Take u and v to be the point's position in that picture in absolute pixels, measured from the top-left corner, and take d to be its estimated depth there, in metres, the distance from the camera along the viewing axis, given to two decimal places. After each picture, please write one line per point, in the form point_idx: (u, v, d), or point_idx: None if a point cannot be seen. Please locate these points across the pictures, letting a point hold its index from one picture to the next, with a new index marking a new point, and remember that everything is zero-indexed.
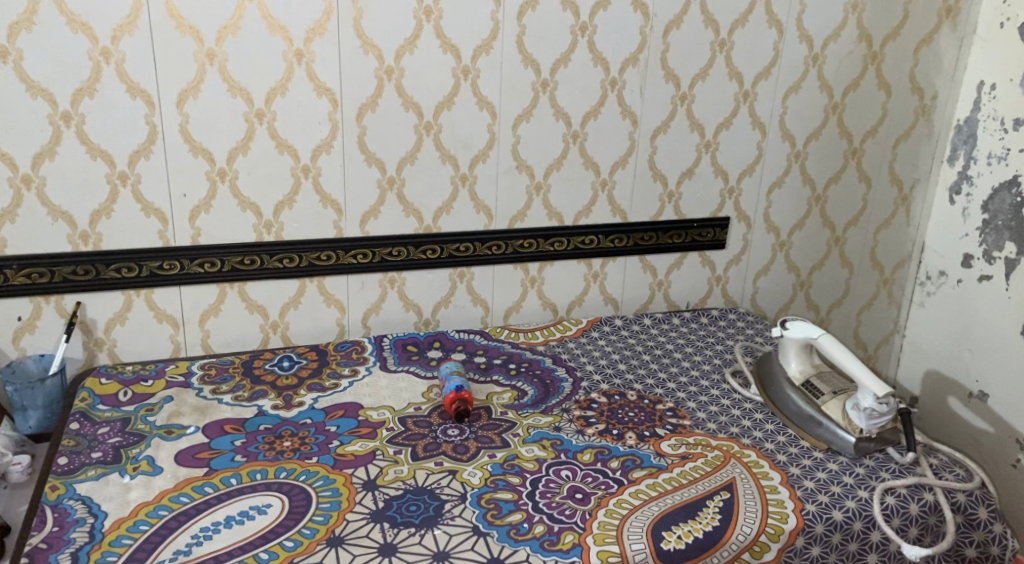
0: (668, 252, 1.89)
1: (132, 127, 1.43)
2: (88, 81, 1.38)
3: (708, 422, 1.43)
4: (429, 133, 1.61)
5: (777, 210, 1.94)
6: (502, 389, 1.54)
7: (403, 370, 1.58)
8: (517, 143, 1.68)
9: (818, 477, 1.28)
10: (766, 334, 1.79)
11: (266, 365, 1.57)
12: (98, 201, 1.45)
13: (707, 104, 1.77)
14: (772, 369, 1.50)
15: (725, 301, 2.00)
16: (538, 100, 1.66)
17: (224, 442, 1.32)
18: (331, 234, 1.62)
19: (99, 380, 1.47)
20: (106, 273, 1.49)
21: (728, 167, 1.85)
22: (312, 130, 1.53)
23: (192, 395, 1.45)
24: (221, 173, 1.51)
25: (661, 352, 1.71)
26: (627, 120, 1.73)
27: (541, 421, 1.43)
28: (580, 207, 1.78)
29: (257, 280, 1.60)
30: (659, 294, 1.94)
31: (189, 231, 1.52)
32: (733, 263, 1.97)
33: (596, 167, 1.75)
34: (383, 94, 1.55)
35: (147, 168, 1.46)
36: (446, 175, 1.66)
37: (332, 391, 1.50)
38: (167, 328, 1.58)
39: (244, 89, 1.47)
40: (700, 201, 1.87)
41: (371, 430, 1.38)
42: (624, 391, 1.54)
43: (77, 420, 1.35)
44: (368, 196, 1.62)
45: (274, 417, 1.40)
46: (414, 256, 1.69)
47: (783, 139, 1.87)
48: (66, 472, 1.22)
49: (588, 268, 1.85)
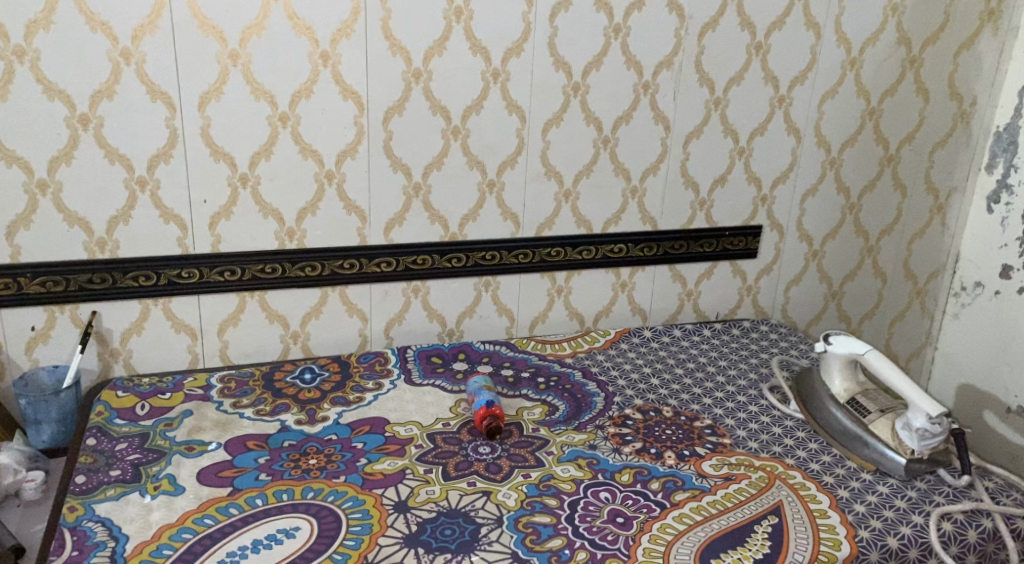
0: (698, 261, 1.84)
1: (152, 130, 1.37)
2: (107, 82, 1.32)
3: (749, 441, 1.38)
4: (456, 137, 1.56)
5: (810, 219, 1.88)
6: (532, 404, 1.48)
7: (429, 384, 1.53)
8: (546, 148, 1.62)
9: (868, 500, 1.22)
10: (801, 347, 1.74)
11: (287, 378, 1.51)
12: (115, 208, 1.40)
13: (742, 109, 1.72)
14: (814, 385, 1.45)
15: (755, 312, 1.95)
16: (568, 104, 1.60)
17: (247, 460, 1.26)
18: (354, 242, 1.57)
19: (115, 393, 1.41)
20: (123, 281, 1.44)
21: (761, 175, 1.80)
22: (337, 135, 1.48)
23: (212, 410, 1.39)
24: (243, 179, 1.45)
25: (693, 365, 1.65)
26: (660, 125, 1.68)
27: (575, 439, 1.37)
28: (610, 215, 1.73)
29: (278, 289, 1.55)
30: (688, 304, 1.88)
31: (209, 238, 1.47)
32: (765, 273, 1.91)
33: (627, 174, 1.70)
34: (410, 98, 1.50)
35: (167, 173, 1.41)
36: (473, 181, 1.60)
37: (357, 406, 1.44)
38: (184, 339, 1.52)
39: (268, 92, 1.41)
40: (732, 209, 1.81)
41: (399, 448, 1.33)
42: (659, 407, 1.48)
43: (93, 436, 1.30)
44: (393, 203, 1.56)
45: (298, 433, 1.35)
46: (439, 265, 1.64)
47: (819, 146, 1.81)
48: (84, 491, 1.16)
49: (616, 278, 1.79)
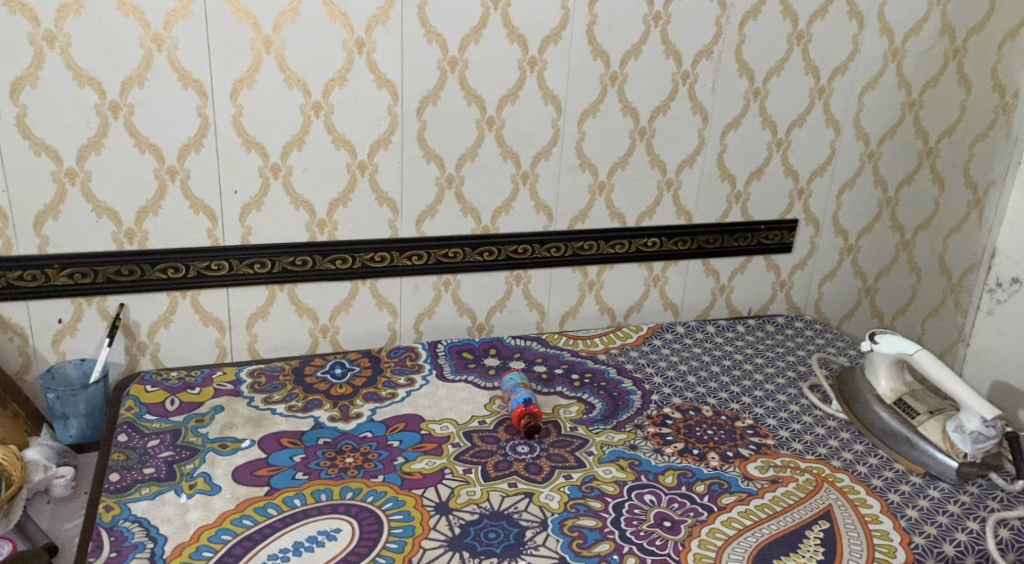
0: (732, 255, 1.80)
1: (183, 118, 1.33)
2: (138, 69, 1.28)
3: (793, 442, 1.37)
4: (491, 128, 1.52)
5: (847, 213, 1.85)
6: (568, 402, 1.45)
7: (461, 380, 1.50)
8: (582, 139, 1.58)
9: (920, 505, 1.20)
10: (837, 345, 1.71)
11: (317, 373, 1.48)
12: (145, 198, 1.36)
13: (782, 100, 1.68)
14: (858, 386, 1.44)
15: (788, 308, 1.92)
16: (606, 94, 1.56)
17: (283, 458, 1.23)
18: (385, 234, 1.53)
19: (144, 387, 1.38)
20: (151, 273, 1.41)
21: (799, 168, 1.76)
22: (370, 125, 1.44)
23: (243, 405, 1.36)
24: (274, 169, 1.42)
25: (730, 363, 1.63)
26: (697, 115, 1.64)
27: (615, 439, 1.35)
28: (644, 208, 1.69)
29: (308, 282, 1.51)
30: (720, 300, 1.85)
31: (239, 230, 1.44)
32: (799, 268, 1.88)
33: (663, 166, 1.66)
34: (445, 87, 1.46)
35: (197, 163, 1.37)
36: (507, 173, 1.56)
37: (390, 402, 1.41)
38: (212, 332, 1.49)
39: (301, 80, 1.38)
40: (768, 203, 1.78)
41: (436, 446, 1.30)
42: (699, 406, 1.46)
43: (124, 432, 1.26)
44: (425, 195, 1.53)
45: (332, 430, 1.32)
46: (470, 258, 1.60)
47: (857, 138, 1.78)
48: (118, 490, 1.13)
49: (649, 272, 1.76)
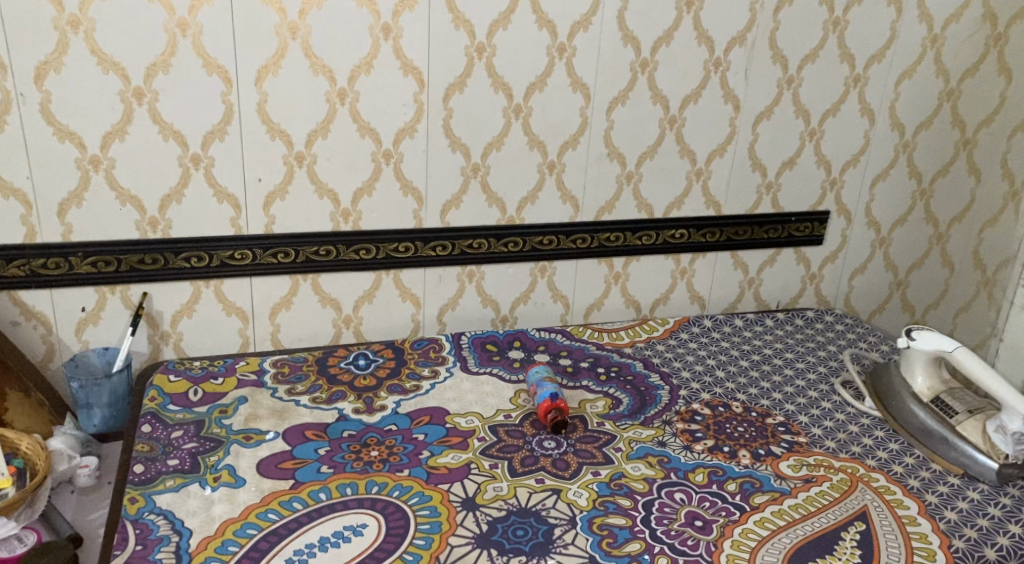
0: (761, 247, 1.77)
1: (208, 105, 1.31)
2: (163, 55, 1.26)
3: (825, 440, 1.34)
4: (518, 116, 1.49)
5: (879, 205, 1.81)
6: (594, 397, 1.43)
7: (486, 372, 1.48)
8: (610, 128, 1.55)
9: (959, 507, 1.18)
10: (869, 341, 1.68)
11: (341, 363, 1.47)
12: (169, 185, 1.34)
13: (816, 88, 1.64)
14: (892, 383, 1.41)
15: (817, 301, 1.89)
16: (635, 82, 1.52)
17: (307, 451, 1.22)
18: (410, 225, 1.51)
19: (167, 377, 1.37)
20: (175, 262, 1.39)
21: (831, 158, 1.73)
22: (396, 112, 1.42)
23: (267, 397, 1.35)
24: (299, 157, 1.40)
25: (759, 358, 1.60)
26: (729, 104, 1.60)
27: (643, 435, 1.33)
28: (672, 198, 1.66)
29: (331, 272, 1.50)
30: (749, 293, 1.82)
31: (263, 219, 1.42)
32: (829, 261, 1.84)
33: (692, 156, 1.63)
34: (472, 74, 1.43)
35: (222, 151, 1.35)
36: (534, 163, 1.53)
37: (414, 395, 1.39)
38: (235, 322, 1.48)
39: (327, 66, 1.35)
40: (798, 194, 1.74)
41: (462, 440, 1.28)
42: (729, 402, 1.44)
43: (148, 422, 1.25)
44: (451, 184, 1.50)
45: (357, 423, 1.30)
46: (495, 249, 1.58)
47: (892, 128, 1.74)
48: (143, 482, 1.12)
49: (676, 264, 1.73)
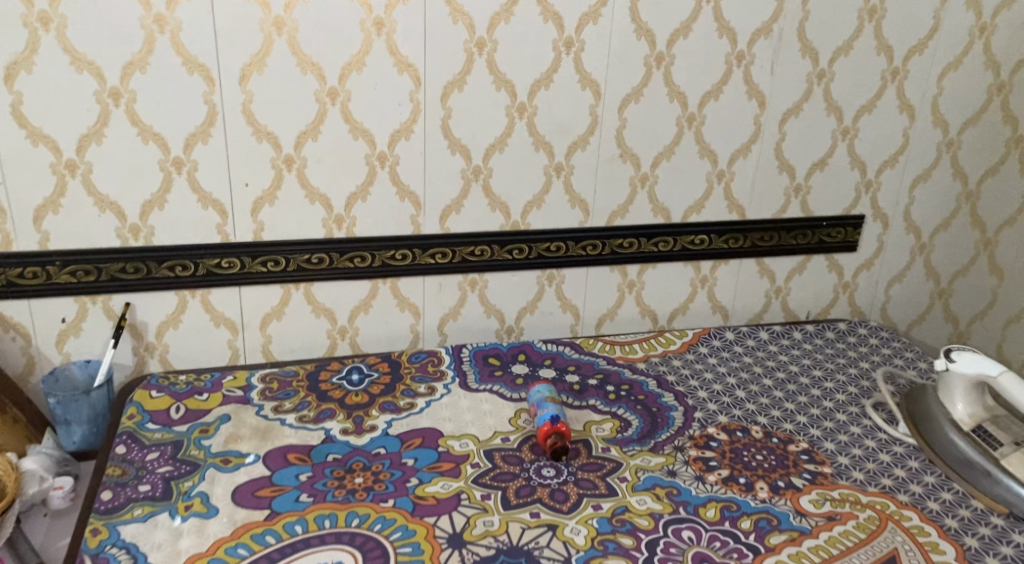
0: (789, 254, 1.65)
1: (189, 106, 1.24)
2: (140, 52, 1.19)
3: (852, 471, 1.23)
4: (522, 115, 1.39)
5: (919, 208, 1.68)
6: (601, 418, 1.33)
7: (486, 390, 1.38)
8: (623, 127, 1.44)
9: (1002, 553, 1.07)
10: (905, 357, 1.56)
11: (333, 379, 1.39)
12: (150, 191, 1.27)
13: (850, 82, 1.51)
14: (929, 407, 1.29)
15: (850, 312, 1.75)
16: (650, 77, 1.41)
17: (288, 477, 1.14)
18: (407, 231, 1.42)
19: (149, 393, 1.30)
20: (158, 271, 1.32)
21: (866, 158, 1.60)
22: (391, 113, 1.33)
23: (252, 415, 1.27)
24: (287, 161, 1.31)
25: (784, 376, 1.48)
26: (753, 100, 1.48)
27: (652, 463, 1.22)
28: (692, 202, 1.54)
29: (325, 281, 1.42)
30: (775, 303, 1.70)
31: (251, 226, 1.34)
32: (863, 269, 1.71)
33: (713, 157, 1.51)
34: (472, 71, 1.33)
35: (205, 154, 1.27)
36: (540, 164, 1.43)
37: (408, 414, 1.31)
38: (224, 333, 1.40)
39: (316, 64, 1.26)
40: (830, 197, 1.61)
41: (454, 466, 1.19)
42: (748, 426, 1.33)
43: (123, 443, 1.19)
44: (450, 188, 1.41)
45: (344, 445, 1.22)
46: (499, 256, 1.48)
47: (934, 126, 1.60)
48: (109, 511, 1.06)
49: (696, 272, 1.61)
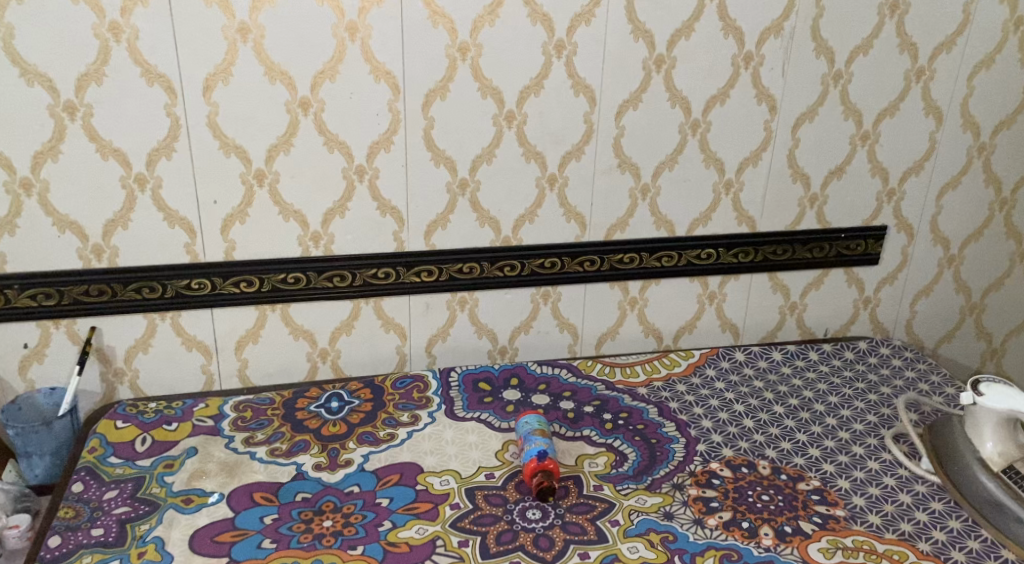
0: (805, 268, 1.53)
1: (151, 119, 1.16)
2: (95, 63, 1.11)
3: (868, 514, 1.12)
4: (510, 124, 1.29)
5: (948, 218, 1.55)
6: (595, 451, 1.23)
7: (473, 419, 1.29)
8: (620, 135, 1.34)
9: None
10: (931, 381, 1.44)
11: (310, 407, 1.30)
12: (112, 210, 1.20)
13: (869, 84, 1.40)
14: (956, 442, 1.17)
15: (873, 329, 1.63)
16: (650, 82, 1.31)
17: (251, 519, 1.06)
18: (390, 248, 1.33)
19: (114, 423, 1.23)
20: (124, 294, 1.25)
21: (888, 165, 1.48)
22: (368, 124, 1.24)
23: (220, 448, 1.20)
24: (258, 175, 1.23)
25: (797, 403, 1.37)
26: (763, 105, 1.37)
27: (647, 503, 1.12)
28: (697, 214, 1.43)
29: (303, 302, 1.33)
30: (790, 320, 1.58)
31: (222, 245, 1.26)
32: (886, 283, 1.59)
33: (720, 166, 1.40)
34: (455, 78, 1.24)
35: (169, 170, 1.20)
36: (532, 176, 1.33)
37: (387, 446, 1.22)
38: (198, 358, 1.33)
39: (285, 73, 1.18)
40: (848, 207, 1.50)
41: (431, 508, 1.10)
42: (755, 461, 1.22)
43: (81, 479, 1.11)
44: (436, 203, 1.32)
45: (315, 483, 1.14)
46: (489, 274, 1.39)
47: (964, 129, 1.48)
48: (56, 559, 0.98)
49: (703, 288, 1.50)
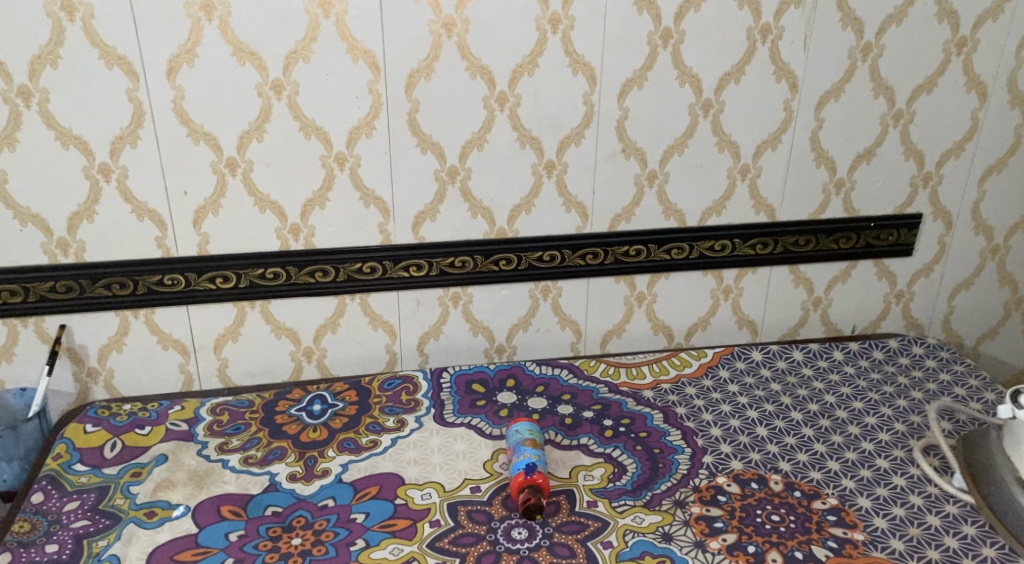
0: (830, 260, 1.41)
1: (111, 105, 1.08)
2: (49, 45, 1.04)
3: (890, 539, 1.00)
4: (503, 107, 1.19)
5: (992, 204, 1.41)
6: (592, 462, 1.13)
7: (463, 425, 1.20)
8: (624, 117, 1.23)
9: None
10: (968, 385, 1.31)
11: (291, 410, 1.23)
12: (76, 201, 1.13)
13: (903, 58, 1.26)
14: (993, 459, 1.05)
15: (906, 325, 1.50)
16: (656, 58, 1.19)
17: (215, 536, 0.99)
18: (375, 241, 1.24)
19: (83, 428, 1.17)
20: (92, 290, 1.18)
21: (924, 147, 1.34)
22: (347, 108, 1.15)
23: (192, 455, 1.13)
24: (230, 164, 1.15)
25: (817, 409, 1.25)
26: (782, 82, 1.25)
27: (645, 522, 1.03)
28: (711, 202, 1.32)
29: (283, 298, 1.25)
30: (814, 315, 1.46)
31: (195, 239, 1.19)
32: (921, 275, 1.46)
33: (735, 150, 1.28)
34: (441, 56, 1.14)
35: (134, 159, 1.12)
36: (527, 163, 1.23)
37: (368, 455, 1.14)
38: (175, 357, 1.26)
39: (255, 53, 1.09)
40: (879, 193, 1.37)
41: (409, 525, 1.02)
42: (766, 475, 1.11)
43: (41, 489, 1.05)
44: (423, 192, 1.22)
45: (287, 495, 1.06)
46: (483, 268, 1.29)
47: (1011, 106, 1.33)
48: None
49: (718, 282, 1.39)
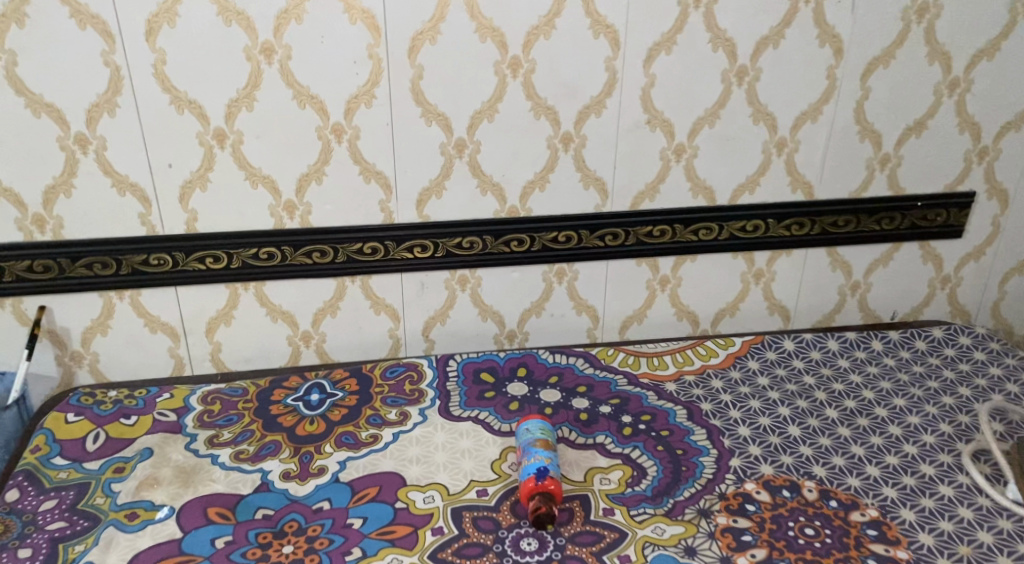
0: (872, 242, 1.29)
1: (86, 69, 0.99)
2: (14, 2, 0.94)
3: (937, 558, 0.91)
4: (516, 73, 1.08)
5: None
6: (609, 463, 1.04)
7: (469, 419, 1.12)
8: (650, 85, 1.11)
9: None
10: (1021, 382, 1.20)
11: (287, 400, 1.15)
12: (52, 174, 1.04)
13: (962, 20, 1.13)
14: None
15: (951, 312, 1.39)
16: (686, 20, 1.08)
17: (200, 543, 0.92)
18: (377, 219, 1.15)
19: (65, 417, 1.09)
20: (73, 270, 1.10)
21: (981, 119, 1.22)
22: (344, 75, 1.04)
23: (179, 449, 1.05)
24: (218, 135, 1.05)
25: (855, 406, 1.15)
26: (827, 47, 1.12)
27: (666, 534, 0.94)
28: (743, 179, 1.20)
29: (278, 281, 1.16)
30: (852, 301, 1.35)
31: (182, 216, 1.10)
32: (970, 259, 1.34)
33: (772, 121, 1.17)
34: (447, 17, 1.03)
35: (113, 129, 1.03)
36: (542, 135, 1.12)
37: (367, 451, 1.06)
38: (164, 341, 1.18)
39: (242, 13, 0.99)
40: (928, 169, 1.25)
41: (410, 532, 0.94)
42: (800, 482, 1.02)
43: (17, 486, 0.98)
44: (428, 167, 1.12)
45: (279, 497, 0.99)
46: (493, 249, 1.19)
47: None
48: None
49: (748, 265, 1.28)
